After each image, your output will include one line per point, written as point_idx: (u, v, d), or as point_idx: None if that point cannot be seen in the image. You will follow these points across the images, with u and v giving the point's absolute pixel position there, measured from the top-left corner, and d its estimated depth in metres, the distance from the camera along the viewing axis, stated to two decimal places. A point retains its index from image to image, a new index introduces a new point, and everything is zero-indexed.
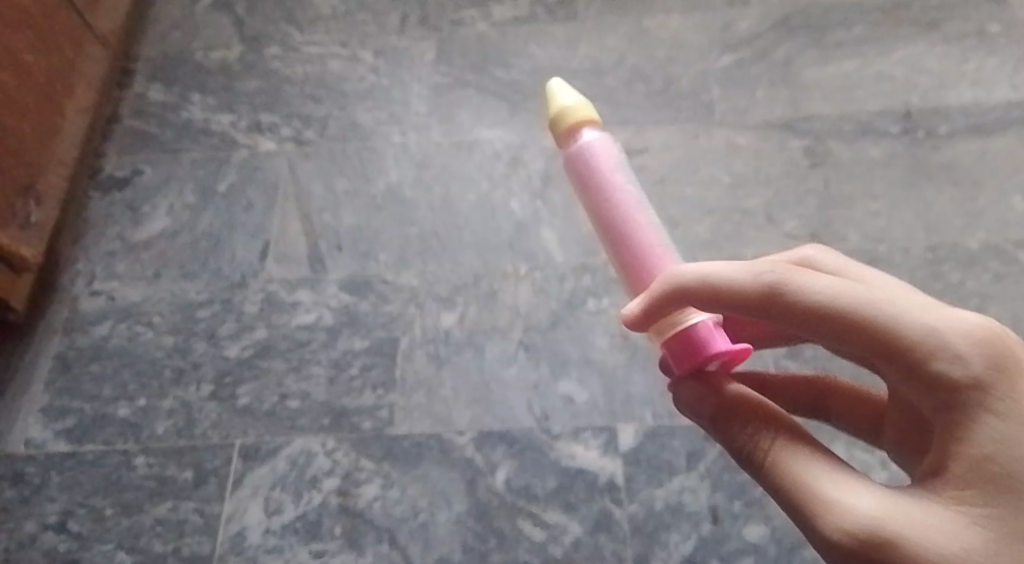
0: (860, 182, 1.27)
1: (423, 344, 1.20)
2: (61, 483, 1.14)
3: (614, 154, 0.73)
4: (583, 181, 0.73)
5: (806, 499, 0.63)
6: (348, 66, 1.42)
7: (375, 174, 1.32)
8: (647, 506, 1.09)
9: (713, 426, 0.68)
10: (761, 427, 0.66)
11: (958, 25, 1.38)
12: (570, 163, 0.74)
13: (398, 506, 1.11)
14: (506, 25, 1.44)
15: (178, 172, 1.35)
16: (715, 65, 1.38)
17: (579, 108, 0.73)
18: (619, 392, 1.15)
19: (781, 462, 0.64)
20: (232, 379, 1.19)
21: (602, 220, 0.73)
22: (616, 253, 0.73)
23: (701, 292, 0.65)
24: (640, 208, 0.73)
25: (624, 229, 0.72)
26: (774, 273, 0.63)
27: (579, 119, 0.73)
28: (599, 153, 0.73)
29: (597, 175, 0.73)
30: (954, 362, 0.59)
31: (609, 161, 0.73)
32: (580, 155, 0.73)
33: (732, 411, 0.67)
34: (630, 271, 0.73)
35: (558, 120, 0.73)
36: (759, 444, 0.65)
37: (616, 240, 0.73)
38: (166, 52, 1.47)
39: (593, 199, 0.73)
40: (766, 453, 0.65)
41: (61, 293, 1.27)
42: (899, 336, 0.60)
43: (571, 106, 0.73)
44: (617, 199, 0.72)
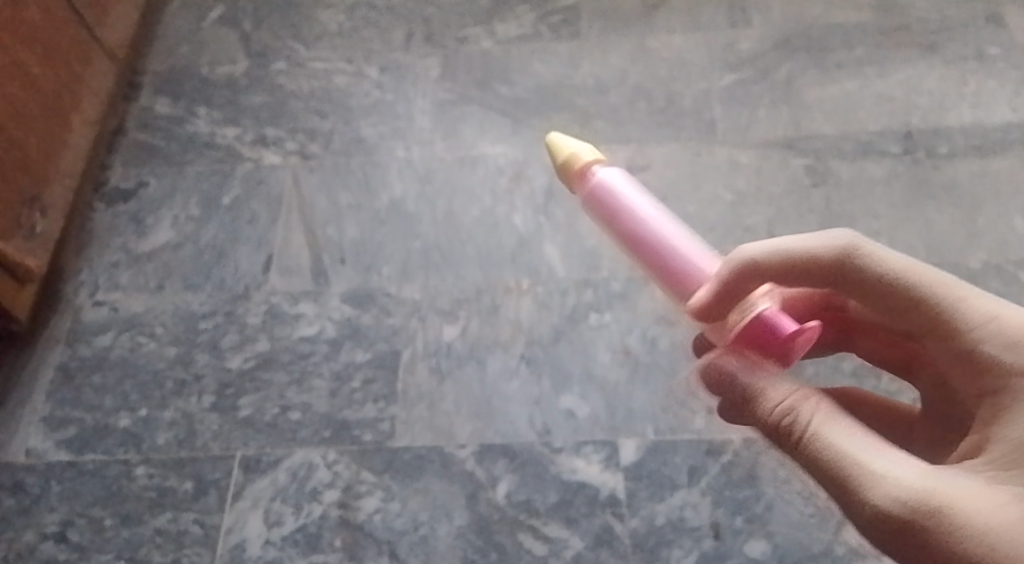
0: (861, 201, 1.27)
1: (424, 357, 1.20)
2: (61, 493, 1.14)
3: (625, 180, 0.74)
4: (605, 215, 0.74)
5: (842, 470, 0.62)
6: (353, 82, 1.44)
7: (379, 189, 1.33)
8: (647, 522, 1.09)
9: (750, 403, 0.67)
10: (800, 402, 0.65)
11: (958, 47, 1.39)
12: (588, 203, 0.76)
13: (398, 519, 1.11)
14: (510, 43, 1.46)
15: (183, 184, 1.36)
16: (717, 83, 1.39)
17: (581, 150, 0.75)
18: (620, 407, 1.16)
19: (820, 436, 0.63)
20: (234, 391, 1.20)
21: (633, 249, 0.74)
22: (658, 277, 0.73)
23: (778, 267, 0.69)
24: (668, 224, 0.73)
25: (659, 247, 0.72)
26: (850, 242, 0.68)
27: (584, 160, 0.75)
28: (612, 184, 0.74)
29: (616, 205, 0.74)
30: (1011, 350, 0.63)
31: (623, 189, 0.74)
32: (595, 193, 0.74)
33: (769, 387, 0.67)
34: (675, 288, 0.73)
35: (566, 166, 0.76)
36: (797, 418, 0.65)
37: (654, 262, 0.73)
38: (173, 66, 1.48)
39: (619, 231, 0.74)
40: (804, 426, 0.64)
41: (65, 303, 1.28)
42: (959, 315, 0.65)
43: (573, 151, 0.75)
44: (642, 222, 0.73)
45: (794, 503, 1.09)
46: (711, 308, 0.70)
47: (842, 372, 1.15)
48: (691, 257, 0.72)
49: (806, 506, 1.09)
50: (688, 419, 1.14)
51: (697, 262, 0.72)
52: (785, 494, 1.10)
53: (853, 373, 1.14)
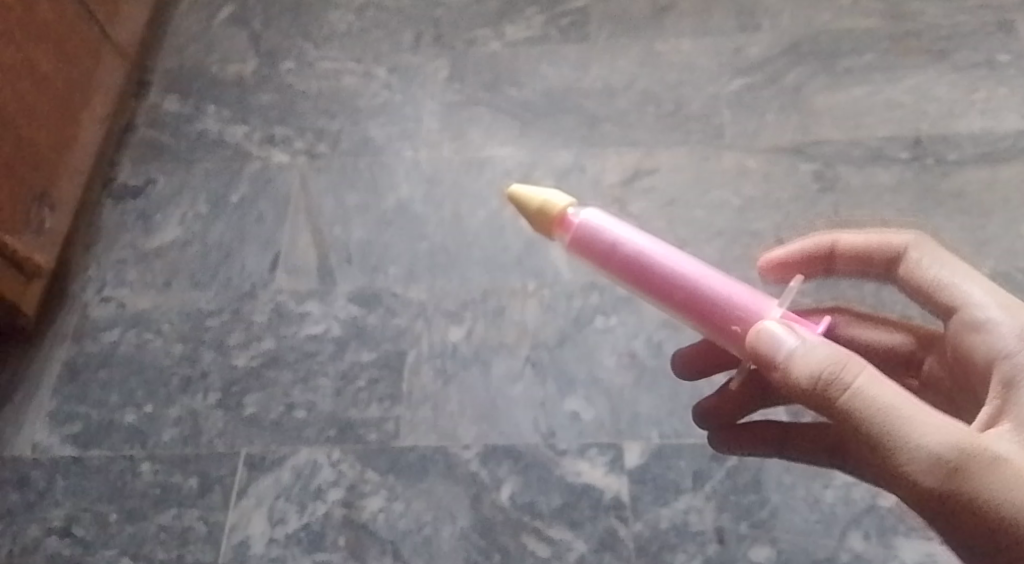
0: (869, 208, 1.27)
1: (430, 358, 1.20)
2: (67, 488, 1.15)
3: (611, 221, 0.73)
4: (600, 257, 0.73)
5: (891, 432, 0.66)
6: (361, 82, 1.44)
7: (387, 189, 1.34)
8: (652, 526, 1.09)
9: (788, 372, 0.69)
10: (842, 366, 0.67)
11: (968, 54, 1.39)
12: (575, 252, 0.74)
13: (403, 519, 1.11)
14: (518, 45, 1.46)
15: (191, 182, 1.37)
16: (726, 88, 1.39)
17: (554, 200, 0.73)
18: (626, 411, 1.16)
19: (865, 398, 0.67)
20: (239, 388, 1.20)
21: (637, 287, 0.74)
22: (671, 306, 0.74)
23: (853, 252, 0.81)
24: (667, 254, 0.73)
25: (668, 280, 0.73)
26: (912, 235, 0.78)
27: (563, 210, 0.73)
28: (599, 227, 0.73)
29: (611, 246, 0.73)
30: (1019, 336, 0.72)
31: (613, 230, 0.73)
32: (581, 243, 0.73)
33: (805, 353, 0.69)
34: (692, 314, 0.74)
35: (542, 220, 0.73)
36: (838, 384, 0.67)
37: (663, 294, 0.73)
38: (183, 64, 1.49)
39: (618, 273, 0.74)
40: (848, 389, 0.67)
41: (72, 298, 1.28)
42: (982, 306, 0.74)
43: (546, 200, 0.73)
44: (640, 263, 0.73)
45: (799, 509, 1.09)
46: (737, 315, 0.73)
47: None
48: (700, 281, 0.73)
49: (811, 513, 1.08)
50: (693, 423, 1.14)
51: (709, 284, 0.73)
52: (790, 500, 1.09)
53: None
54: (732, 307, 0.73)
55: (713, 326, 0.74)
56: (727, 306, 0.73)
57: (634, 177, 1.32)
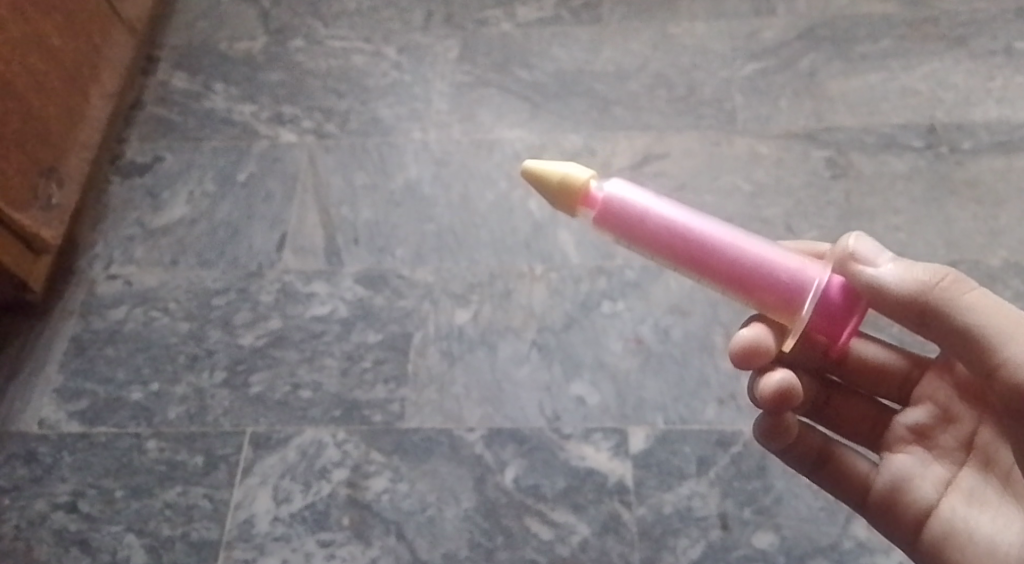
0: (880, 196, 1.26)
1: (436, 340, 1.20)
2: (73, 464, 1.16)
3: (639, 191, 0.74)
4: (632, 228, 0.74)
5: (1001, 338, 0.74)
6: (371, 62, 1.44)
7: (395, 169, 1.33)
8: (655, 510, 1.09)
9: (897, 280, 0.76)
10: (951, 275, 0.76)
11: (985, 41, 1.37)
12: (608, 222, 0.74)
13: (407, 500, 1.11)
14: (530, 26, 1.45)
15: (199, 160, 1.36)
16: (740, 72, 1.38)
17: (574, 172, 0.73)
18: (631, 396, 1.15)
19: (964, 301, 0.75)
20: (245, 367, 1.20)
21: (676, 253, 0.74)
22: (712, 270, 0.74)
23: None
24: (702, 216, 0.74)
25: (708, 239, 0.74)
26: None
27: (587, 182, 0.73)
28: (628, 199, 0.73)
29: (642, 217, 0.73)
30: None
31: (642, 200, 0.74)
32: (616, 207, 0.73)
33: (910, 263, 0.77)
34: (734, 276, 0.74)
35: (564, 193, 0.73)
36: (949, 292, 0.76)
37: (702, 263, 0.74)
38: (191, 41, 1.48)
39: (656, 238, 0.74)
40: (959, 299, 0.75)
41: (79, 275, 1.29)
42: None
43: (566, 173, 0.72)
44: (678, 223, 0.73)
45: (802, 496, 1.08)
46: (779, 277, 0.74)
47: None
48: (736, 240, 0.74)
49: (815, 500, 1.08)
50: (699, 410, 1.14)
51: (745, 242, 0.74)
52: (794, 488, 1.09)
53: None
54: (770, 264, 0.74)
55: (756, 286, 0.74)
56: (767, 261, 0.74)
57: (644, 161, 1.31)
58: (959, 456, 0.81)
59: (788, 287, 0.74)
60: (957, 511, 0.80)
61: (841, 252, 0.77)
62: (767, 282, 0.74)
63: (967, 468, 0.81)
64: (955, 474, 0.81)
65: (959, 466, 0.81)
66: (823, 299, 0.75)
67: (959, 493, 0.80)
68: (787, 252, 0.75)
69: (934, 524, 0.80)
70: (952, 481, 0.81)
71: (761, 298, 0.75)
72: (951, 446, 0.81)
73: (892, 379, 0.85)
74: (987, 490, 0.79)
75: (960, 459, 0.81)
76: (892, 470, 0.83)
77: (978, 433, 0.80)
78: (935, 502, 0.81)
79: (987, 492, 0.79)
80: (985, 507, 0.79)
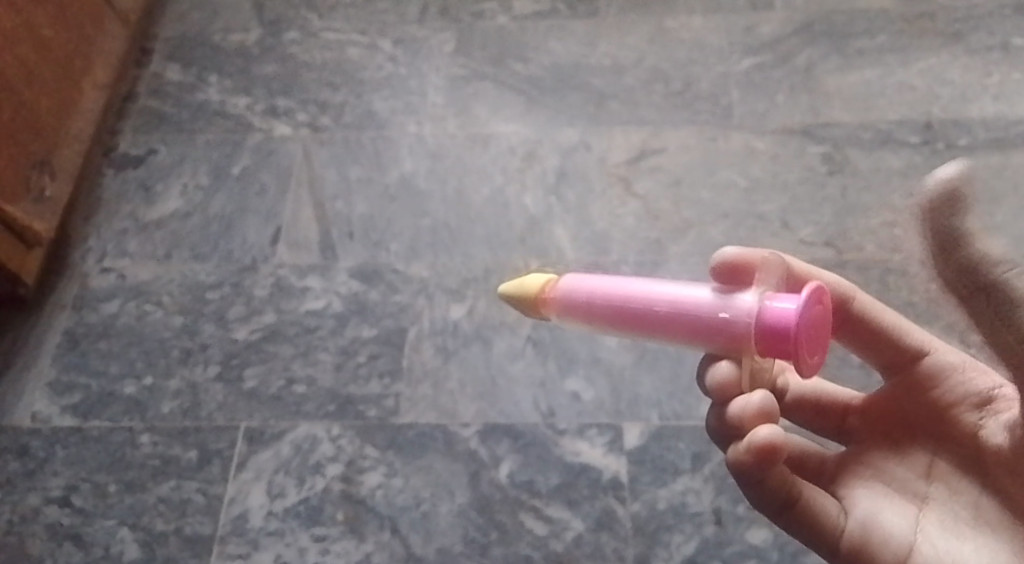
0: (877, 192, 1.25)
1: (431, 335, 1.20)
2: (66, 458, 1.15)
3: (583, 282, 0.80)
4: (585, 317, 0.80)
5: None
6: (366, 55, 1.43)
7: (389, 163, 1.33)
8: (649, 507, 1.09)
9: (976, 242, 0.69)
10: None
11: (983, 37, 1.37)
12: (566, 314, 0.81)
13: (401, 495, 1.10)
14: (527, 19, 1.44)
15: (193, 152, 1.36)
16: (737, 67, 1.37)
17: (534, 283, 0.82)
18: (625, 392, 1.15)
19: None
20: (239, 361, 1.20)
21: (630, 326, 0.78)
22: (662, 332, 0.77)
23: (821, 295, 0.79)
24: (643, 284, 0.78)
25: (645, 306, 0.77)
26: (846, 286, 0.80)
27: (544, 291, 0.82)
28: (574, 293, 0.80)
29: (588, 306, 0.79)
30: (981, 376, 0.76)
31: (585, 290, 0.79)
32: (567, 302, 0.80)
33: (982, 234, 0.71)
34: (682, 330, 0.76)
35: (531, 304, 0.82)
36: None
37: (651, 327, 0.77)
38: (185, 33, 1.48)
39: (606, 317, 0.79)
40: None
41: (72, 268, 1.28)
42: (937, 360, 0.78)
43: (527, 286, 0.82)
44: (620, 297, 0.78)
45: None
46: (715, 321, 0.74)
47: (850, 363, 1.14)
48: (673, 298, 0.76)
49: None
50: (694, 406, 1.14)
51: (684, 295, 0.76)
52: None
53: (862, 365, 1.13)
54: (707, 307, 0.74)
55: (704, 336, 0.75)
56: (702, 309, 0.75)
57: (640, 156, 1.30)
58: (920, 491, 0.76)
59: (726, 329, 0.73)
60: (936, 545, 0.73)
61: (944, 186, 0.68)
62: (710, 329, 0.74)
63: (932, 500, 0.75)
64: (921, 507, 0.75)
65: (923, 499, 0.75)
66: (757, 326, 0.71)
67: (932, 525, 0.74)
68: (725, 290, 0.75)
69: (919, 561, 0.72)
70: (921, 516, 0.74)
71: (713, 346, 0.75)
72: (911, 481, 0.76)
73: (829, 412, 0.84)
74: (958, 521, 0.74)
75: (922, 492, 0.76)
76: (858, 511, 0.74)
77: (937, 462, 0.76)
78: (912, 537, 0.73)
79: (960, 523, 0.74)
80: (961, 539, 0.73)
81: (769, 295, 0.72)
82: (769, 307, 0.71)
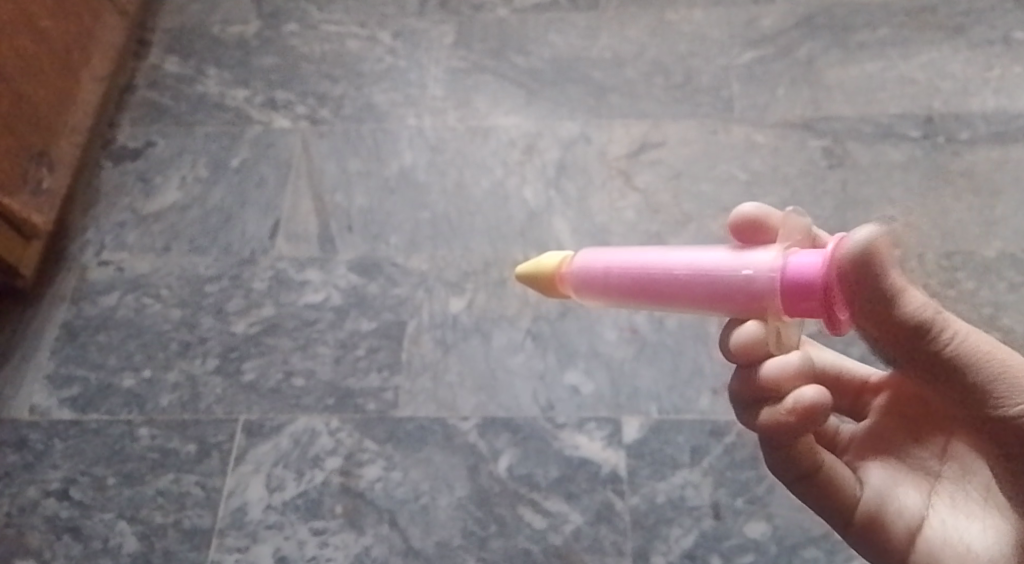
0: (877, 185, 1.25)
1: (430, 328, 1.20)
2: (64, 450, 1.15)
3: (600, 257, 0.78)
4: (605, 292, 0.78)
5: (998, 382, 0.66)
6: (366, 47, 1.42)
7: (389, 156, 1.32)
8: (648, 500, 1.09)
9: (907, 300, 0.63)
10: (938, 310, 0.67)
11: (984, 31, 1.36)
12: (586, 292, 0.79)
13: (400, 488, 1.10)
14: (527, 12, 1.44)
15: (191, 145, 1.35)
16: (737, 60, 1.37)
17: (551, 261, 0.81)
18: (625, 385, 1.15)
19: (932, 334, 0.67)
20: (238, 354, 1.19)
21: (650, 297, 0.76)
22: (682, 300, 0.74)
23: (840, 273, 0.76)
24: (661, 253, 0.76)
25: (663, 273, 0.74)
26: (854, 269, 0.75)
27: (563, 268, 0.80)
28: (591, 268, 0.78)
29: (607, 279, 0.77)
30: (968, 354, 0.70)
31: (603, 263, 0.78)
32: (585, 278, 0.78)
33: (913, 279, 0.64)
34: (703, 295, 0.73)
35: (551, 283, 0.80)
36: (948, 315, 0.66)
37: (672, 296, 0.74)
38: (184, 24, 1.47)
39: (627, 291, 0.77)
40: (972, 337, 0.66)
41: (71, 260, 1.28)
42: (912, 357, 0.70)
43: (544, 264, 0.81)
44: (637, 268, 0.76)
45: None
46: (737, 282, 0.71)
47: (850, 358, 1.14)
48: (691, 263, 0.73)
49: None
50: (693, 399, 1.14)
51: (703, 260, 0.73)
52: None
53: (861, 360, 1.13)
54: (727, 269, 0.72)
55: (726, 298, 0.72)
56: (723, 270, 0.72)
57: (640, 149, 1.30)
58: (936, 467, 0.76)
59: (748, 288, 0.70)
60: (945, 523, 0.74)
61: (856, 249, 0.63)
62: (731, 291, 0.71)
63: (945, 478, 0.76)
64: (934, 485, 0.76)
65: (936, 477, 0.76)
66: (779, 282, 0.69)
67: (943, 504, 0.75)
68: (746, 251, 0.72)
69: (926, 538, 0.75)
70: (934, 492, 0.76)
71: (734, 308, 0.72)
72: (926, 457, 0.77)
73: (847, 388, 0.84)
74: (969, 500, 0.74)
75: (936, 470, 0.76)
76: (873, 487, 0.77)
77: (951, 442, 0.76)
78: (923, 514, 0.75)
79: (970, 501, 0.74)
80: (971, 518, 0.74)
81: (792, 251, 0.70)
82: (792, 262, 0.68)
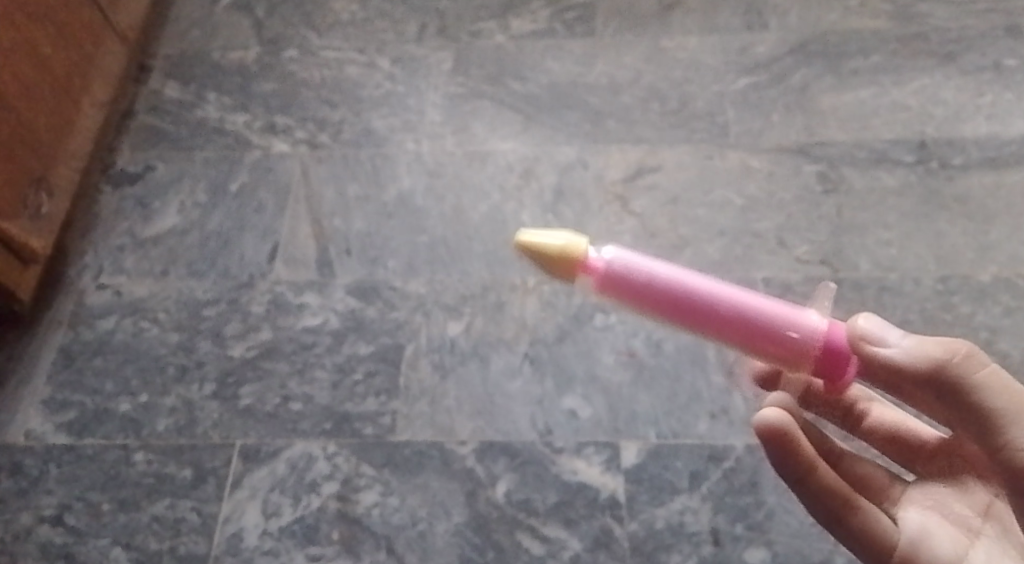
0: (872, 211, 1.26)
1: (428, 352, 1.19)
2: (59, 476, 1.14)
3: (635, 257, 0.68)
4: (635, 294, 0.68)
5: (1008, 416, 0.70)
6: (364, 73, 1.43)
7: (387, 181, 1.33)
8: (647, 526, 1.08)
9: (907, 356, 0.71)
10: (949, 356, 0.71)
11: (975, 58, 1.38)
12: (610, 290, 0.68)
13: (397, 514, 1.10)
14: (523, 39, 1.45)
15: (190, 170, 1.36)
16: (732, 86, 1.38)
17: (571, 243, 0.67)
18: (624, 410, 1.15)
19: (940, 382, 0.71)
20: (235, 379, 1.19)
21: (685, 318, 0.69)
22: (719, 334, 0.69)
23: None
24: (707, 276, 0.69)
25: (717, 303, 0.68)
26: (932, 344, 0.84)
27: (582, 256, 0.67)
28: (623, 266, 0.68)
29: (644, 283, 0.68)
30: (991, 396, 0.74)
31: (638, 266, 0.68)
32: (619, 273, 0.67)
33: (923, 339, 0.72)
34: (745, 335, 0.70)
35: (561, 264, 0.67)
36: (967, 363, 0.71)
37: (712, 325, 0.69)
38: (185, 50, 1.48)
39: (663, 304, 0.68)
40: (976, 373, 0.70)
41: (68, 285, 1.27)
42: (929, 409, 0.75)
43: (560, 246, 0.66)
44: (684, 291, 0.68)
45: (795, 511, 1.08)
46: (785, 340, 0.70)
47: None
48: (745, 299, 0.69)
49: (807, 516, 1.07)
50: (691, 424, 1.13)
51: (755, 300, 0.70)
52: (786, 503, 1.08)
53: None
54: (780, 319, 0.70)
55: (766, 346, 0.70)
56: (776, 321, 0.70)
57: (638, 174, 1.31)
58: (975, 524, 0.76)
59: (795, 347, 0.70)
60: None
61: (852, 329, 0.72)
62: (774, 346, 0.70)
63: (984, 536, 0.75)
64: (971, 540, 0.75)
65: (976, 533, 0.75)
66: (827, 349, 0.71)
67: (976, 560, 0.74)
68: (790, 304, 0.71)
69: None
70: (971, 546, 0.75)
71: (769, 360, 0.71)
72: (966, 513, 0.76)
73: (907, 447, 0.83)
74: (1005, 560, 0.74)
75: (974, 526, 0.76)
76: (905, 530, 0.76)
77: (994, 502, 0.76)
78: None
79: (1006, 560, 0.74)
80: None
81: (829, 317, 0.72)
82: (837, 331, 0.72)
